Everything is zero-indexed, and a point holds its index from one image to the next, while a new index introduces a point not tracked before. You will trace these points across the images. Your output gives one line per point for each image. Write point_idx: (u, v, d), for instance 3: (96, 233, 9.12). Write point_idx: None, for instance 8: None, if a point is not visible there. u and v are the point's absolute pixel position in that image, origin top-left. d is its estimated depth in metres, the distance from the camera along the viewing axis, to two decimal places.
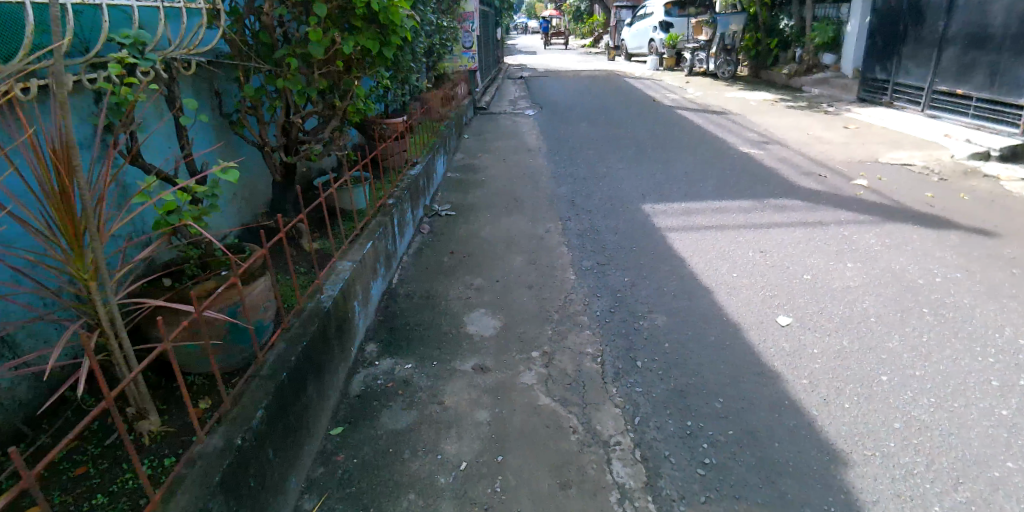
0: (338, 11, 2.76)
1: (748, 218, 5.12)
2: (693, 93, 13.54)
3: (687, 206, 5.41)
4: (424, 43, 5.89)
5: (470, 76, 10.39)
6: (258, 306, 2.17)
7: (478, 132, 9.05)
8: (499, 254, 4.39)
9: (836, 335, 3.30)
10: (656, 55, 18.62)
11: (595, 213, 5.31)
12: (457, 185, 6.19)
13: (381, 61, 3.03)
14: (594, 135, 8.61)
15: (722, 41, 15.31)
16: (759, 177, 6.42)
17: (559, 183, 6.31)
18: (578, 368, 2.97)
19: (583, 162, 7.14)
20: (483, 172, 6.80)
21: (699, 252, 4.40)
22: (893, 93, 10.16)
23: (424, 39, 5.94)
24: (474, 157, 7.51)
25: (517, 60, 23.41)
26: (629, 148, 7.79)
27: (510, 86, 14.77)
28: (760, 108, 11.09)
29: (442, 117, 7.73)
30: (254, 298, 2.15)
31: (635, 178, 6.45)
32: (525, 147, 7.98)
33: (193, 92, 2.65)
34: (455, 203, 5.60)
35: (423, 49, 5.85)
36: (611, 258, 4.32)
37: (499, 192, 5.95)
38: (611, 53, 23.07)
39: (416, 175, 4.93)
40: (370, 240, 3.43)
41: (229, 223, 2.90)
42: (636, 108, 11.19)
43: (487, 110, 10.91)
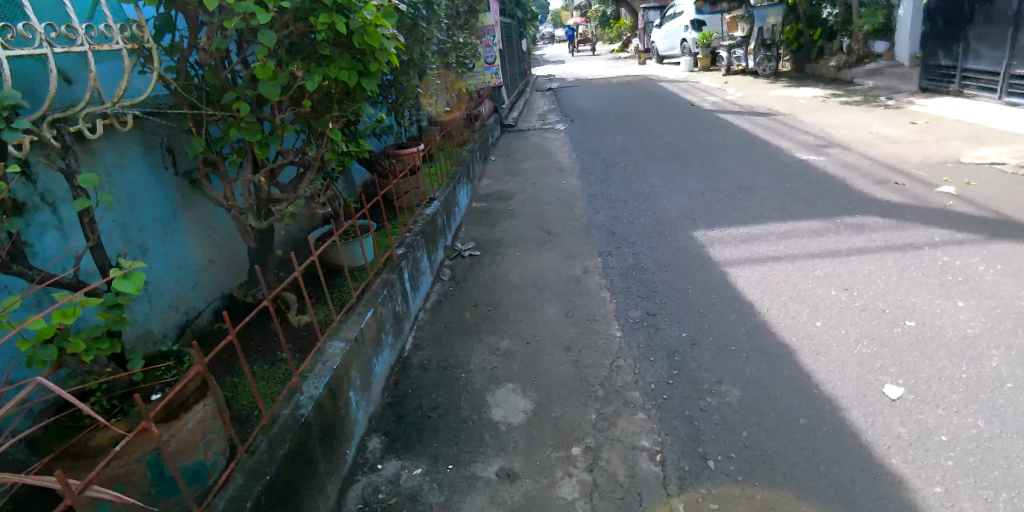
0: (301, 40, 2.34)
1: (819, 243, 4.36)
2: (734, 94, 12.65)
3: (745, 230, 4.69)
4: (434, 61, 5.36)
5: (494, 93, 9.87)
6: (194, 442, 1.75)
7: (506, 153, 8.47)
8: (530, 304, 3.76)
9: (968, 412, 2.56)
10: (690, 56, 17.75)
11: (638, 244, 4.63)
12: (482, 217, 5.61)
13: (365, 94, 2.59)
14: (630, 149, 7.91)
15: (760, 36, 14.37)
16: (825, 188, 5.62)
17: (595, 207, 5.65)
18: (632, 472, 2.31)
19: (621, 181, 6.45)
20: (511, 198, 6.20)
21: (768, 292, 3.68)
22: (961, 81, 9.01)
23: (435, 59, 5.43)
24: (502, 182, 6.93)
25: (545, 71, 22.88)
26: (670, 161, 7.07)
27: (538, 100, 14.21)
28: (811, 106, 10.18)
29: (464, 140, 7.20)
30: (188, 435, 1.73)
31: (680, 197, 5.73)
32: (556, 167, 7.35)
33: (141, 146, 2.36)
34: (480, 239, 5.02)
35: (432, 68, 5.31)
36: (661, 303, 3.64)
37: (528, 223, 5.33)
38: (642, 57, 22.30)
39: (433, 211, 4.36)
40: (373, 305, 2.86)
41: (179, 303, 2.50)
42: (674, 115, 10.43)
43: (515, 127, 10.36)
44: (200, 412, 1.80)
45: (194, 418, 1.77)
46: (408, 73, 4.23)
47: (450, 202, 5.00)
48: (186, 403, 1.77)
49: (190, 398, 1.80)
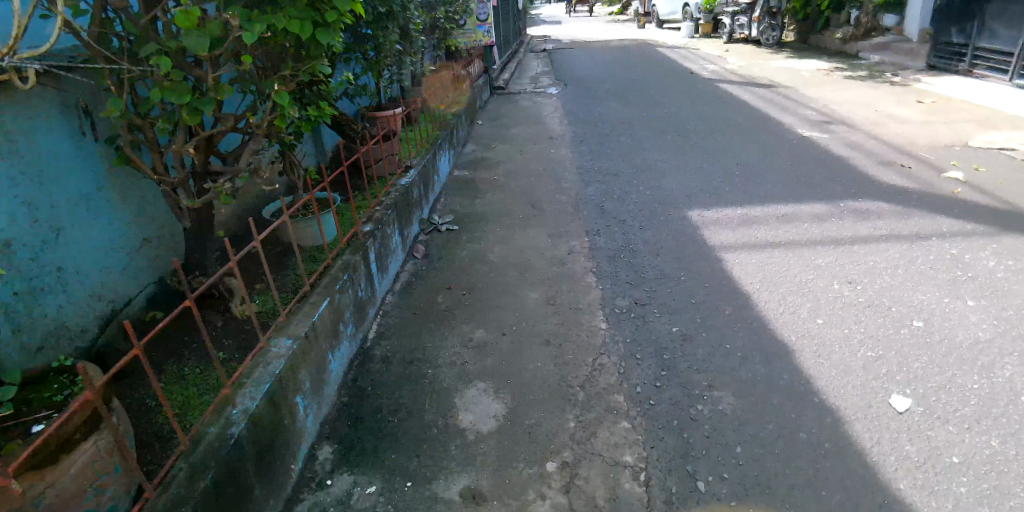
0: None
1: (823, 230, 4.08)
2: (735, 63, 12.19)
3: (744, 211, 4.39)
4: (418, 16, 4.92)
5: (485, 53, 9.36)
6: (78, 488, 1.53)
7: (495, 117, 8.04)
8: (508, 288, 3.47)
9: (981, 430, 2.32)
10: (691, 21, 17.15)
11: (630, 223, 4.32)
12: (464, 188, 5.25)
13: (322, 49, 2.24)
14: (625, 118, 7.53)
15: (766, 3, 13.82)
16: (828, 169, 5.33)
17: (586, 181, 5.31)
18: (612, 494, 2.06)
19: (614, 153, 6.10)
20: (497, 168, 5.84)
21: (767, 283, 3.40)
22: (973, 59, 8.69)
23: (417, 12, 4.97)
24: (488, 149, 6.54)
25: (540, 31, 22.16)
26: (666, 134, 6.71)
27: (532, 61, 13.65)
28: (815, 79, 9.78)
29: (449, 103, 6.77)
30: (69, 480, 1.51)
31: (675, 173, 5.40)
32: (547, 135, 6.96)
33: (54, 108, 2.12)
34: (460, 212, 4.68)
35: (414, 23, 4.88)
36: (651, 292, 3.35)
37: (513, 196, 4.99)
38: (641, 20, 21.56)
39: (408, 182, 4.02)
40: (328, 293, 2.57)
41: (98, 289, 2.31)
42: (673, 83, 10.00)
43: (506, 90, 9.89)
44: (90, 451, 1.57)
45: (81, 460, 1.54)
46: (385, 27, 3.82)
47: (428, 171, 4.64)
48: (70, 442, 1.54)
49: (75, 434, 1.56)
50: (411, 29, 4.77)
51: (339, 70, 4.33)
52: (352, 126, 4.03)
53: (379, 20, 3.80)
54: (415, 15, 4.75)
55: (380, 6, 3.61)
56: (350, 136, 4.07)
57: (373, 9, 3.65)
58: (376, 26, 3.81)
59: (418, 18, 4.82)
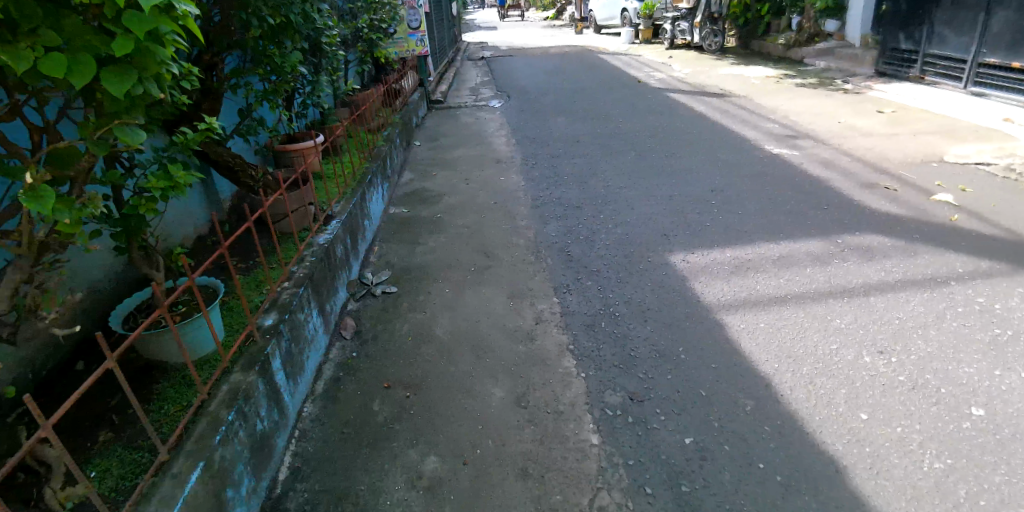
0: None
1: (828, 277, 3.51)
2: (681, 70, 11.84)
3: (734, 253, 3.77)
4: (335, 24, 4.05)
5: (420, 62, 8.51)
6: None
7: (434, 137, 7.22)
8: (466, 381, 2.68)
9: None
10: (631, 28, 16.91)
11: (604, 275, 3.61)
12: (401, 231, 4.41)
13: (137, 103, 1.56)
14: (578, 137, 6.87)
15: (707, 8, 13.65)
16: (807, 194, 4.85)
17: (545, 216, 4.58)
18: None
19: (572, 178, 5.42)
20: (439, 201, 5.04)
21: (784, 357, 2.77)
22: (923, 65, 8.74)
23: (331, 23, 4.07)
24: (427, 177, 5.71)
25: (475, 38, 21.44)
26: (626, 155, 6.09)
27: (470, 69, 12.87)
28: (766, 88, 9.51)
29: (380, 125, 5.89)
30: None
31: (645, 203, 4.76)
32: (494, 158, 6.20)
33: None
34: (398, 265, 3.85)
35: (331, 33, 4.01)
36: (647, 379, 2.64)
37: (461, 239, 4.19)
38: (578, 26, 21.24)
39: (329, 239, 3.17)
40: (201, 447, 1.77)
41: None
42: (621, 94, 9.46)
43: (444, 103, 9.06)
44: None
45: None
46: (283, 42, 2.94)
47: (356, 215, 3.78)
48: None
49: None
50: (324, 39, 3.89)
51: (231, 98, 3.41)
52: (250, 172, 3.13)
53: (275, 32, 2.91)
54: (330, 22, 3.88)
55: (271, 18, 2.70)
56: (247, 184, 3.17)
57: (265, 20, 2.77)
58: (271, 41, 2.92)
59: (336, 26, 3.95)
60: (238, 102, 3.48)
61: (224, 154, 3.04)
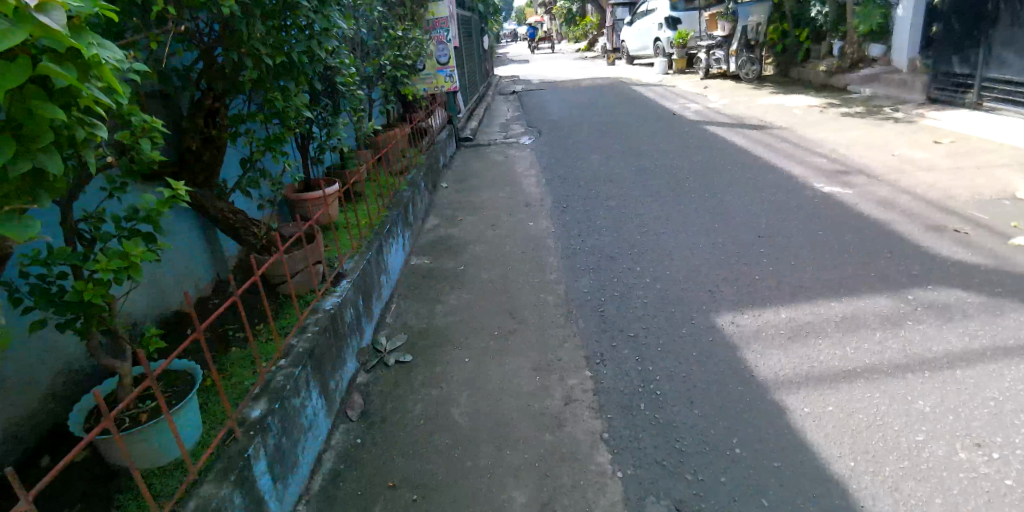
0: None
1: (903, 345, 3.03)
2: (718, 101, 11.47)
3: (790, 314, 3.36)
4: (351, 67, 3.86)
5: (449, 100, 8.36)
6: None
7: (462, 177, 6.99)
8: (483, 484, 2.32)
9: None
10: (665, 57, 16.66)
11: (642, 342, 3.23)
12: (421, 285, 4.11)
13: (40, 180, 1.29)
14: (611, 176, 6.54)
15: (743, 35, 13.46)
16: (867, 239, 4.39)
17: (577, 268, 4.24)
18: None
19: (606, 224, 5.07)
20: (464, 250, 4.76)
21: (860, 452, 2.34)
22: (981, 90, 8.10)
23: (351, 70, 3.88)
24: (453, 222, 5.43)
25: (508, 71, 21.54)
26: (663, 195, 5.72)
27: (502, 104, 12.76)
28: (810, 117, 9.05)
29: (404, 167, 5.68)
30: None
31: (686, 252, 4.37)
32: (523, 201, 5.91)
33: None
34: (416, 328, 3.53)
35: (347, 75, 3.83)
36: (696, 483, 2.25)
37: (485, 296, 3.87)
38: (611, 57, 21.12)
39: (338, 302, 2.87)
40: None
41: None
42: (656, 127, 9.12)
43: (473, 140, 8.89)
44: None
45: None
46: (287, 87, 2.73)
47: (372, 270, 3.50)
48: None
49: None
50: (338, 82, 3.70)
51: (233, 149, 3.21)
52: (253, 229, 2.90)
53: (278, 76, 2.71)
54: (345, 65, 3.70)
55: (269, 57, 2.48)
56: (249, 242, 2.94)
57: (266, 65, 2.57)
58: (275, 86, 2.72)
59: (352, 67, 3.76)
60: (241, 153, 3.27)
61: (224, 211, 2.83)
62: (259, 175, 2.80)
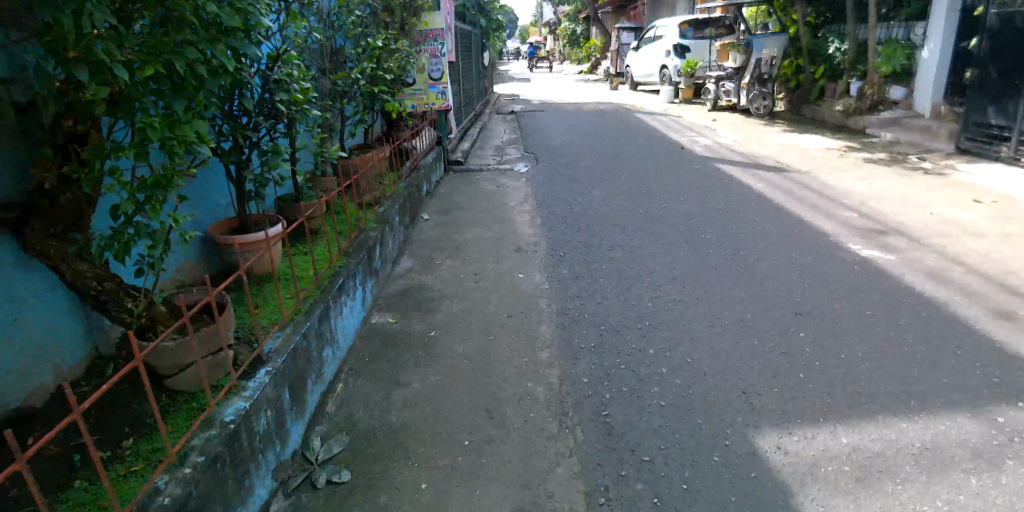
0: None
1: (1011, 502, 2.32)
2: (728, 136, 10.80)
3: (853, 441, 2.65)
4: (300, 81, 3.13)
5: (438, 120, 7.58)
6: None
7: (446, 209, 6.18)
8: None
9: None
10: (671, 86, 16.10)
11: (660, 477, 2.42)
12: (380, 355, 3.28)
13: None
14: (615, 220, 5.78)
15: (756, 70, 12.59)
16: (928, 326, 3.66)
17: (574, 345, 3.43)
18: None
19: (610, 282, 4.29)
20: (440, 306, 3.95)
21: None
22: (1018, 146, 7.47)
23: (297, 81, 3.07)
24: (429, 266, 4.62)
25: (506, 89, 20.90)
26: (676, 250, 4.95)
27: (497, 125, 12.03)
28: (831, 164, 8.39)
29: (378, 197, 4.90)
30: None
31: (708, 332, 3.59)
32: (514, 245, 5.11)
33: None
34: (363, 426, 2.70)
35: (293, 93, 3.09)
36: None
37: (459, 380, 3.05)
38: (613, 81, 20.55)
39: (241, 412, 2.07)
40: None
41: None
42: (662, 163, 8.40)
43: (463, 165, 8.11)
44: None
45: None
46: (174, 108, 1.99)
47: (310, 348, 2.69)
48: None
49: None
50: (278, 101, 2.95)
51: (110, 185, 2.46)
52: (124, 300, 2.21)
53: (160, 95, 1.98)
54: (288, 82, 2.97)
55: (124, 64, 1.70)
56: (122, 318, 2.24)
57: (133, 79, 1.84)
58: (156, 109, 1.99)
59: (297, 85, 3.03)
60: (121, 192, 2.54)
61: (87, 275, 2.13)
62: (133, 228, 2.00)
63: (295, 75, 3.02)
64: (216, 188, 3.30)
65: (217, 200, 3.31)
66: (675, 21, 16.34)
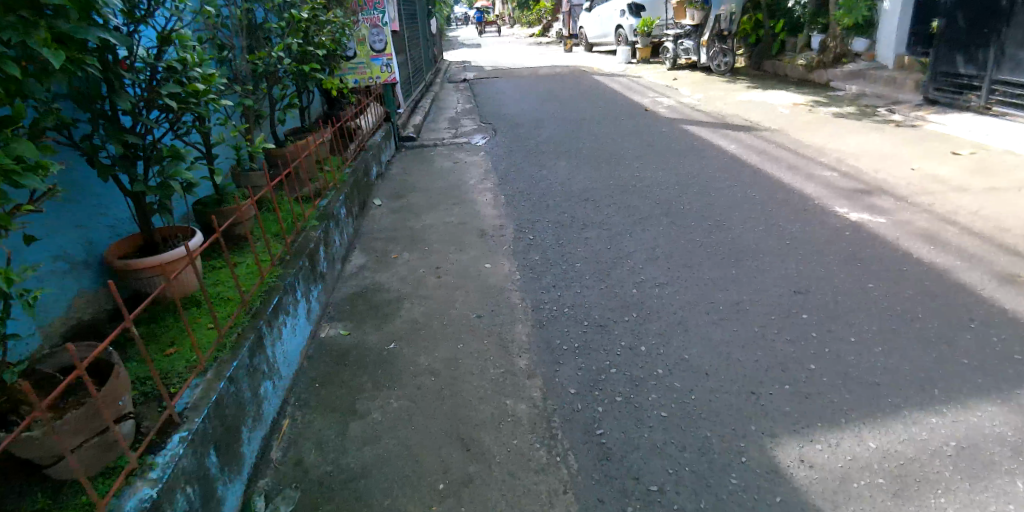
0: None
1: None
2: (691, 96, 10.41)
3: (881, 445, 2.33)
4: (200, 68, 2.55)
5: (386, 93, 6.93)
6: None
7: (400, 193, 5.64)
8: None
9: None
10: (628, 45, 15.60)
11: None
12: (330, 381, 2.83)
13: None
14: (585, 194, 5.34)
15: (716, 25, 12.18)
16: (932, 297, 3.38)
17: (555, 349, 3.02)
18: None
19: (587, 267, 3.87)
20: (399, 310, 3.48)
21: None
22: (988, 94, 7.36)
23: (195, 69, 2.50)
24: (385, 262, 4.12)
25: (456, 55, 19.96)
26: (653, 225, 4.56)
27: (450, 95, 11.36)
28: (799, 120, 8.13)
29: (319, 188, 4.33)
30: None
31: (701, 320, 3.22)
32: (477, 230, 4.63)
33: None
34: (312, 478, 2.25)
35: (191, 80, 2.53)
36: None
37: (426, 403, 2.62)
38: (566, 43, 19.89)
39: (146, 505, 1.60)
40: None
41: None
42: (627, 127, 7.96)
43: (416, 141, 7.50)
44: None
45: None
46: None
47: (238, 394, 2.22)
48: None
49: None
50: (171, 93, 2.39)
51: None
52: None
53: None
54: (183, 69, 2.40)
55: None
56: None
57: None
58: None
59: (195, 72, 2.46)
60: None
61: None
62: None
63: (191, 59, 2.45)
64: (106, 205, 2.71)
65: (110, 217, 2.72)
66: None
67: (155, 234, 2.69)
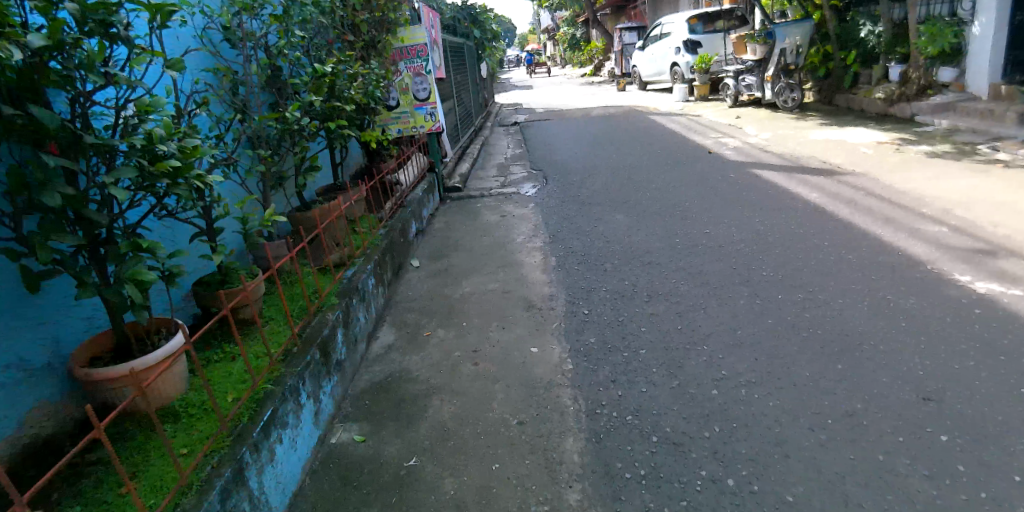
0: None
1: None
2: (759, 135, 9.67)
3: None
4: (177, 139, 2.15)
5: (431, 143, 6.58)
6: None
7: (441, 252, 5.17)
8: None
9: None
10: (685, 83, 15.01)
11: None
12: None
13: None
14: (647, 255, 4.73)
15: (781, 59, 11.36)
16: None
17: (616, 478, 2.40)
18: None
19: (653, 358, 3.26)
20: (427, 406, 2.93)
21: None
22: None
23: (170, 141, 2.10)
24: (417, 341, 3.60)
25: (508, 99, 19.92)
26: (731, 298, 3.90)
27: (501, 140, 11.05)
28: (885, 162, 7.28)
29: (345, 254, 3.87)
30: None
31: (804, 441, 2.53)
32: (523, 300, 4.08)
33: None
34: None
35: (167, 155, 2.12)
36: None
37: None
38: (621, 82, 19.47)
39: None
40: None
41: None
42: (691, 173, 7.31)
43: (463, 192, 7.11)
44: None
45: None
46: None
47: None
48: None
49: None
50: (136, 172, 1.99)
51: None
52: None
53: None
54: (149, 142, 2.00)
55: None
56: None
57: None
58: None
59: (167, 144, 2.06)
60: None
61: None
62: None
63: (163, 130, 2.05)
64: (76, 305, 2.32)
65: (80, 317, 2.33)
66: (684, 15, 15.27)
67: (127, 331, 2.28)
